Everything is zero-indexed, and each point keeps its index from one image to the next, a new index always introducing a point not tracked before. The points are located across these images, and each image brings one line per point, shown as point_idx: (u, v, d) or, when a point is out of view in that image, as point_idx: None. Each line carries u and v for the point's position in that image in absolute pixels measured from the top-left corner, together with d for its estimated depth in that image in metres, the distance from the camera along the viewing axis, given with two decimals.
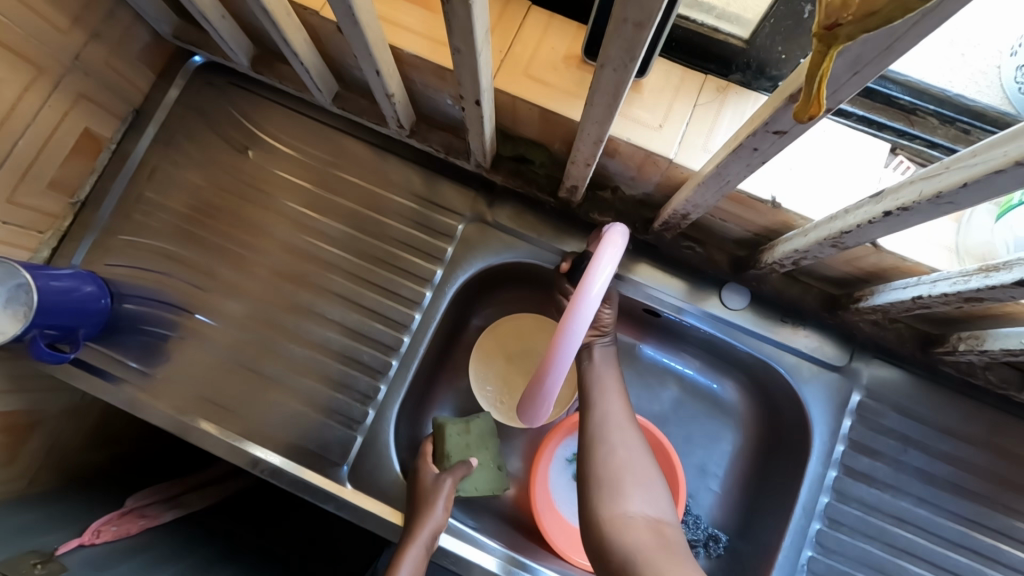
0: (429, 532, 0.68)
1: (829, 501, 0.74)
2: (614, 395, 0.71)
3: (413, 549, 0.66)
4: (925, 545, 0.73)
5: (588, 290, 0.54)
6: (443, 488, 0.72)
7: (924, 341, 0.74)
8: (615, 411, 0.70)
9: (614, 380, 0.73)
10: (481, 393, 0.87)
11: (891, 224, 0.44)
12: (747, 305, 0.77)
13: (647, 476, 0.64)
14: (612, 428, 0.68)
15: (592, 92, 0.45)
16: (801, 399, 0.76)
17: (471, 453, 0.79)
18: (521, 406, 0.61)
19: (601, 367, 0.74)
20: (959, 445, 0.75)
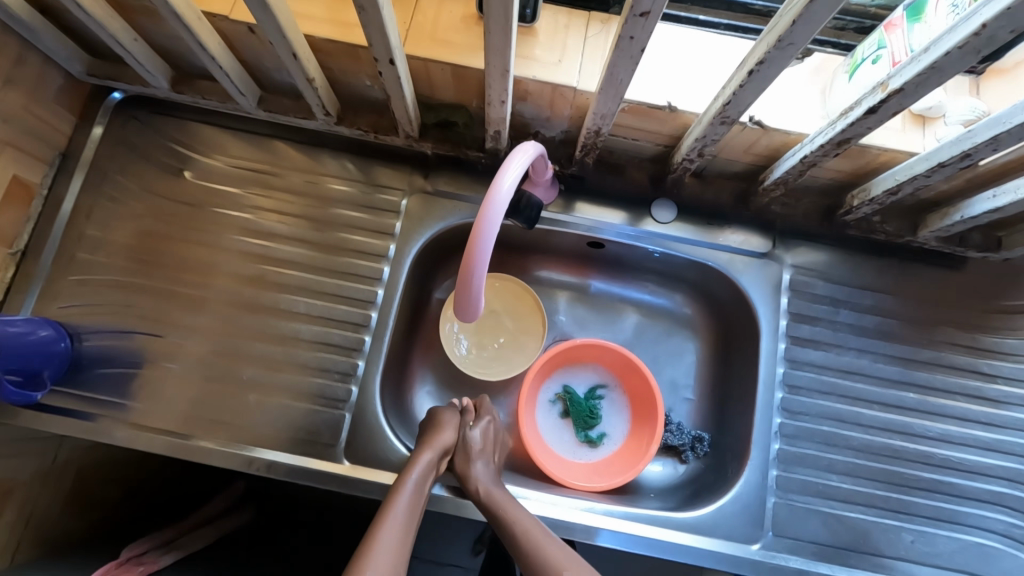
0: (437, 449, 0.74)
1: (786, 371, 0.82)
2: (522, 512, 0.71)
3: (424, 458, 0.73)
4: (873, 389, 0.81)
5: (499, 188, 0.54)
6: (452, 418, 0.79)
7: (828, 212, 0.84)
8: (531, 528, 0.69)
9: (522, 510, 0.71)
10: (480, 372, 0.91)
11: (757, 82, 0.52)
12: (676, 217, 0.85)
13: (536, 530, 0.69)
14: (534, 534, 0.68)
15: (488, 19, 0.51)
16: (740, 287, 0.85)
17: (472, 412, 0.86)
18: (461, 302, 0.57)
19: (506, 502, 0.71)
20: (879, 296, 0.84)
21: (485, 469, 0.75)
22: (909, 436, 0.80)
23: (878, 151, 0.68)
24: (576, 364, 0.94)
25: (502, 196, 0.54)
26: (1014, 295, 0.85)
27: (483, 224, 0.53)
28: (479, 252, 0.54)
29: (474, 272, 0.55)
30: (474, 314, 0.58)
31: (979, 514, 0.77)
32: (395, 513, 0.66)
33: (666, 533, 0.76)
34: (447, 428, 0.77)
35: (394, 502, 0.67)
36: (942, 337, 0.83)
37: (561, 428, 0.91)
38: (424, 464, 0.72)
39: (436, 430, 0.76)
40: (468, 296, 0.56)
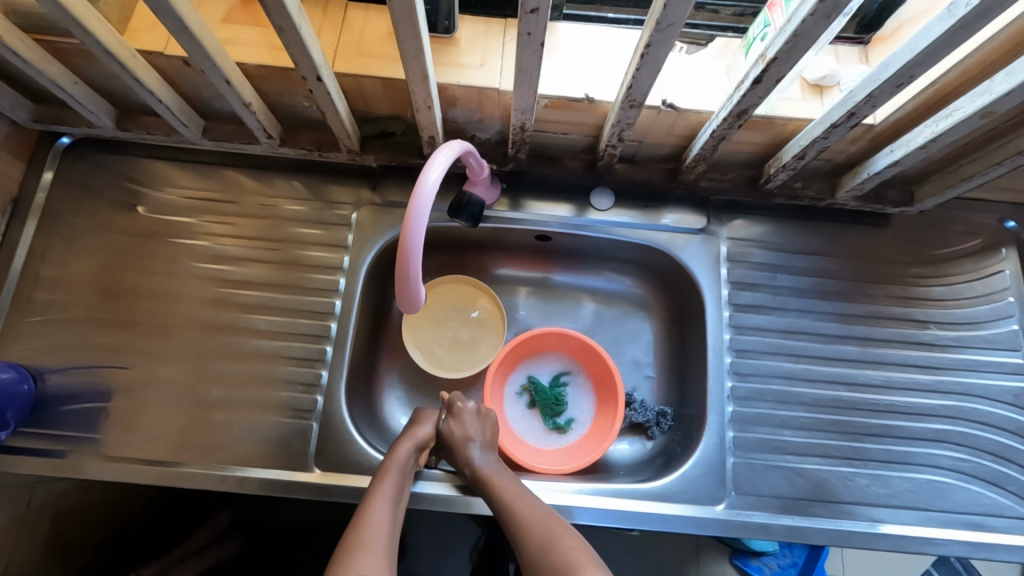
0: (415, 441, 0.78)
1: (732, 336, 0.86)
2: (509, 479, 0.76)
3: (404, 448, 0.77)
4: (816, 345, 0.85)
5: (425, 180, 0.58)
6: (432, 412, 0.84)
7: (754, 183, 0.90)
8: (517, 495, 0.73)
9: (509, 480, 0.75)
10: (440, 371, 0.94)
11: (650, 63, 0.57)
12: (615, 203, 0.90)
13: (521, 494, 0.74)
14: (519, 498, 0.73)
15: (398, 28, 0.55)
16: (682, 263, 0.89)
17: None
18: (401, 290, 0.60)
19: (494, 472, 0.76)
20: (812, 258, 0.89)
21: (482, 450, 0.79)
22: (854, 386, 0.84)
23: (783, 121, 0.73)
24: (539, 355, 0.97)
25: (427, 190, 0.57)
26: (934, 245, 0.90)
27: (412, 217, 0.56)
28: (411, 240, 0.57)
29: (411, 263, 0.58)
30: (417, 304, 0.61)
31: (927, 453, 0.81)
32: (384, 496, 0.70)
33: (633, 504, 0.78)
34: (425, 422, 0.82)
35: (381, 488, 0.71)
36: (874, 290, 0.88)
37: (530, 418, 0.94)
38: (405, 452, 0.76)
39: (415, 425, 0.81)
40: (405, 282, 0.59)
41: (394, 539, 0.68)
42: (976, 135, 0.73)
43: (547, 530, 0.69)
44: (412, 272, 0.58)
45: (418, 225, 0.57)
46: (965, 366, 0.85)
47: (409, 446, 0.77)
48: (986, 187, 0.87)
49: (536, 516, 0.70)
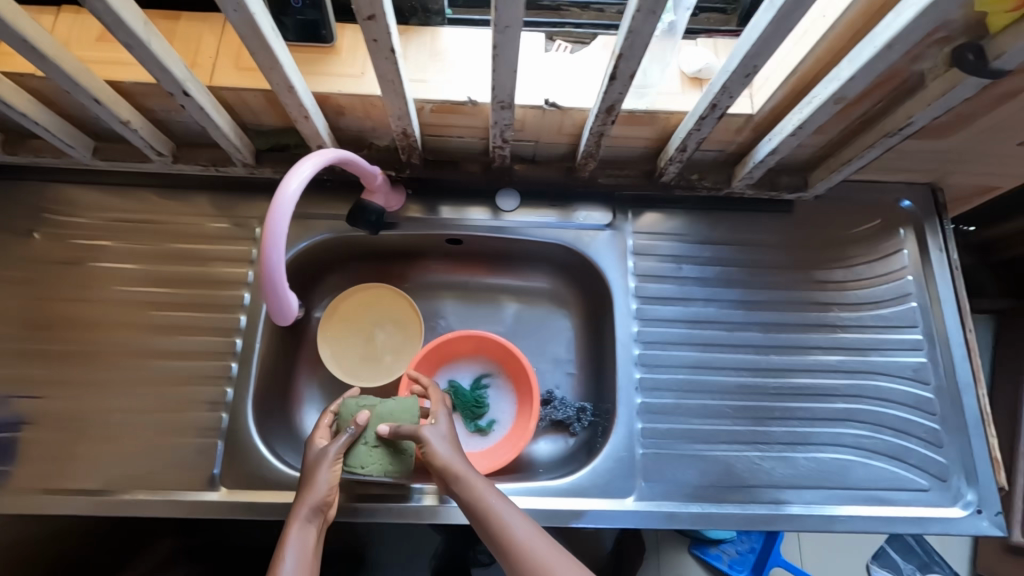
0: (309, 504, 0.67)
1: (640, 329, 0.87)
2: (518, 518, 0.64)
3: (299, 515, 0.66)
4: (723, 333, 0.87)
5: (284, 192, 0.57)
6: (328, 454, 0.71)
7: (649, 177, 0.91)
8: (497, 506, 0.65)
9: (516, 518, 0.64)
10: (360, 381, 0.93)
11: (503, 64, 0.57)
12: (520, 204, 0.91)
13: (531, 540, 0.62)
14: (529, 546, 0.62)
15: (245, 41, 0.55)
16: (591, 259, 0.90)
17: (341, 421, 0.76)
18: (271, 302, 0.60)
19: (498, 511, 0.64)
20: (716, 248, 0.91)
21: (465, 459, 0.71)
22: (760, 371, 0.85)
23: (666, 115, 0.74)
24: (459, 359, 0.98)
25: (286, 200, 0.57)
26: (833, 228, 0.93)
27: (271, 230, 0.57)
28: (273, 259, 0.57)
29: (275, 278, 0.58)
30: (290, 316, 0.62)
31: (830, 432, 0.83)
32: None
33: (542, 502, 0.78)
34: (320, 472, 0.70)
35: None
36: (778, 276, 0.90)
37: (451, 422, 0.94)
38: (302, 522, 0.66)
39: (309, 477, 0.69)
40: (273, 295, 0.59)
41: None
42: (851, 121, 0.75)
43: None
44: (279, 287, 0.59)
45: (278, 237, 0.57)
46: (865, 344, 0.87)
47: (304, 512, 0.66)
48: (879, 169, 0.90)
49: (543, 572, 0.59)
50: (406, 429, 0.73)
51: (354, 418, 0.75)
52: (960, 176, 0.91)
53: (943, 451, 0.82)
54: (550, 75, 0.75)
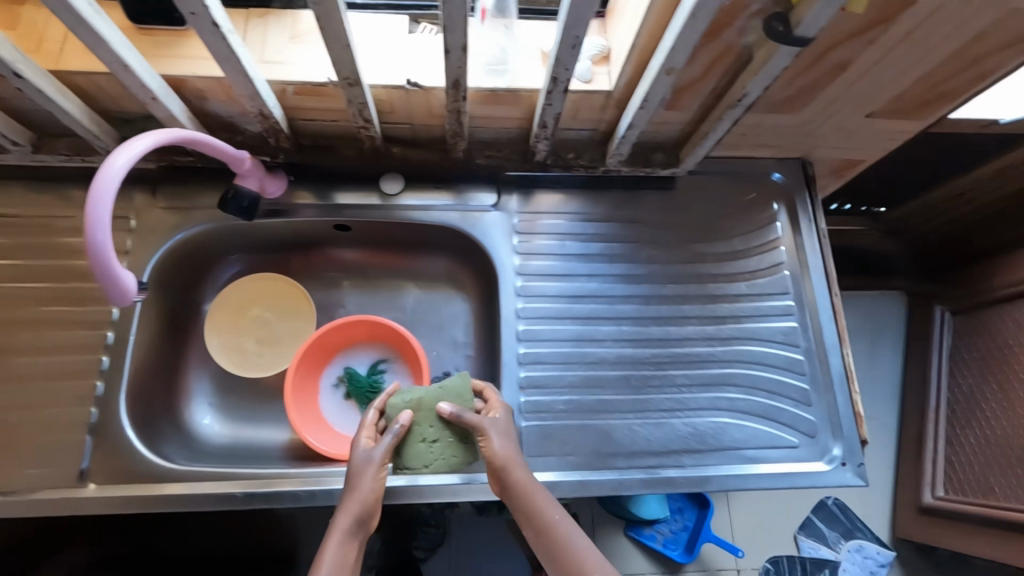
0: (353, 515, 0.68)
1: (524, 305, 0.88)
2: (577, 536, 0.70)
3: (340, 524, 0.68)
4: (605, 306, 0.89)
5: (109, 166, 0.58)
6: (375, 459, 0.72)
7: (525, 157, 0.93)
8: (551, 518, 0.70)
9: (574, 536, 0.70)
10: (251, 372, 0.93)
11: (331, 36, 0.58)
12: (404, 186, 0.92)
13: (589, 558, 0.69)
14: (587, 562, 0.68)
15: (59, 16, 0.54)
16: (477, 239, 0.92)
17: (388, 420, 0.77)
18: (105, 286, 0.61)
19: (557, 527, 0.69)
20: (599, 225, 0.93)
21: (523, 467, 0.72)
22: (640, 341, 0.88)
23: (527, 93, 0.76)
24: (355, 345, 0.97)
25: (110, 174, 0.58)
26: (711, 203, 0.97)
27: (93, 206, 0.57)
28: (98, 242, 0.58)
29: (104, 262, 0.59)
30: (128, 299, 0.63)
31: (706, 396, 0.86)
32: None
33: (423, 480, 0.78)
34: (363, 482, 0.70)
35: None
36: (660, 250, 0.93)
37: (345, 409, 0.94)
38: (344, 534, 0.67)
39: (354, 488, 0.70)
40: (105, 279, 0.60)
41: None
42: (706, 95, 0.78)
43: None
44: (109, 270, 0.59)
45: (100, 215, 0.58)
46: (740, 313, 0.91)
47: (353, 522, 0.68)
48: (748, 145, 0.94)
49: None
50: (468, 417, 0.75)
51: (399, 418, 0.76)
52: (824, 150, 0.96)
53: (811, 408, 0.86)
54: (411, 55, 0.76)
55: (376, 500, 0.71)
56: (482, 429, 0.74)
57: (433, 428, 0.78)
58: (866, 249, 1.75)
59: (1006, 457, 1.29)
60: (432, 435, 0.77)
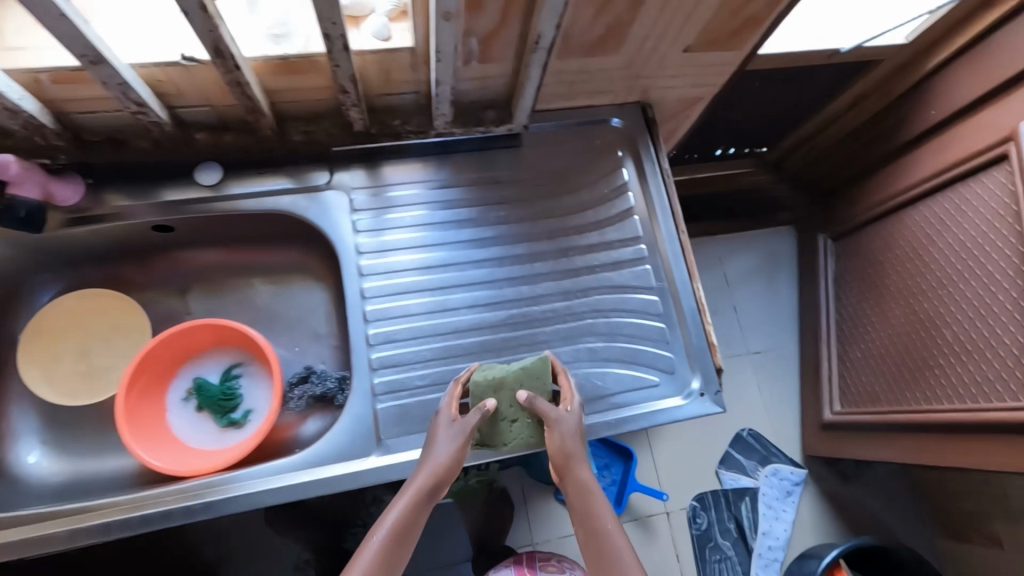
0: (427, 476, 0.67)
1: (369, 283, 0.85)
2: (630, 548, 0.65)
3: (413, 487, 0.66)
4: (456, 274, 0.87)
5: None
6: (456, 438, 0.70)
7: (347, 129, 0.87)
8: (610, 527, 0.66)
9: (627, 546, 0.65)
10: (76, 400, 0.85)
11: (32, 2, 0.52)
12: (225, 176, 0.85)
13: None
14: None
15: None
16: (313, 222, 0.87)
17: (474, 399, 0.77)
18: None
19: (613, 531, 0.66)
20: (442, 191, 0.90)
21: (586, 467, 0.71)
22: (495, 304, 0.86)
23: (320, 57, 0.71)
24: (203, 353, 0.90)
25: None
26: (556, 157, 0.96)
27: None
28: None
29: None
30: None
31: (565, 350, 0.86)
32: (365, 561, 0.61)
33: (275, 483, 0.74)
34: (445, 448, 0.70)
35: (362, 554, 0.62)
36: (509, 210, 0.91)
37: (199, 422, 0.88)
38: (404, 502, 0.65)
39: (441, 448, 0.69)
40: None
41: None
42: (515, 42, 0.75)
43: None
44: None
45: None
46: (593, 263, 0.91)
47: (423, 494, 0.66)
48: (582, 95, 0.93)
49: None
50: (542, 405, 0.73)
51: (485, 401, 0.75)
52: (659, 91, 0.96)
53: (670, 346, 0.88)
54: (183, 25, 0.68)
55: (455, 471, 0.70)
56: (551, 418, 0.73)
57: (513, 408, 0.77)
58: (753, 190, 1.75)
59: (882, 363, 1.36)
60: (512, 415, 0.77)
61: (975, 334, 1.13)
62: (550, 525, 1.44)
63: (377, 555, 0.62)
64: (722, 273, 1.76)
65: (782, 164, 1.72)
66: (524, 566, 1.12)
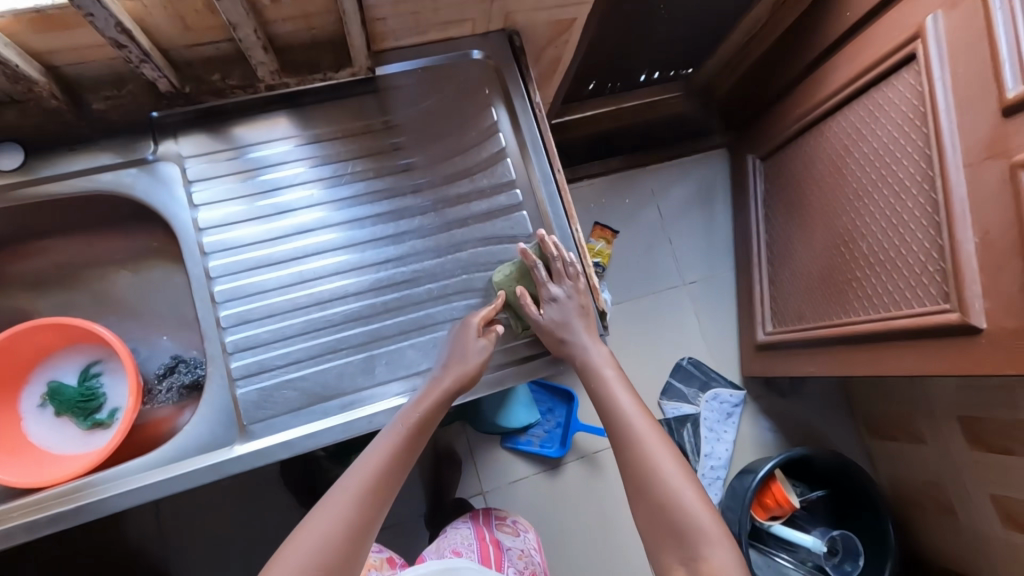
0: (445, 381, 0.73)
1: (215, 259, 0.79)
2: (643, 424, 0.73)
3: (431, 391, 0.73)
4: (313, 240, 0.81)
5: None
6: (482, 345, 0.75)
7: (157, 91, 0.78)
8: (616, 394, 0.76)
9: (640, 417, 0.73)
10: None
11: None
12: (27, 158, 0.76)
13: (656, 449, 0.69)
14: (650, 451, 0.69)
15: None
16: (145, 200, 0.79)
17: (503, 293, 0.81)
18: None
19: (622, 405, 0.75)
20: (286, 149, 0.83)
21: (582, 336, 0.80)
22: (360, 268, 0.82)
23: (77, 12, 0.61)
24: (56, 355, 0.83)
25: None
26: (415, 101, 0.87)
27: None
28: None
29: None
30: None
31: (439, 311, 0.81)
32: (380, 449, 0.68)
33: (127, 485, 0.70)
34: (468, 355, 0.75)
35: (377, 445, 0.68)
36: (370, 165, 0.85)
37: (60, 426, 0.82)
38: (422, 402, 0.72)
39: (462, 352, 0.75)
40: None
41: (383, 497, 0.66)
42: None
43: (663, 488, 0.66)
44: None
45: None
46: (465, 216, 0.85)
47: (443, 395, 0.72)
48: (433, 28, 0.83)
49: (662, 475, 0.67)
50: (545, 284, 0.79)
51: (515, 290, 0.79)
52: (524, 15, 0.85)
53: None
54: None
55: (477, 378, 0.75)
56: (556, 296, 0.79)
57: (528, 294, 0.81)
58: (682, 116, 1.68)
59: (809, 281, 1.32)
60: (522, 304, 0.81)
61: (890, 243, 1.07)
62: (498, 472, 1.40)
63: (390, 440, 0.69)
64: (655, 207, 1.67)
65: (708, 86, 1.63)
66: (483, 524, 1.06)
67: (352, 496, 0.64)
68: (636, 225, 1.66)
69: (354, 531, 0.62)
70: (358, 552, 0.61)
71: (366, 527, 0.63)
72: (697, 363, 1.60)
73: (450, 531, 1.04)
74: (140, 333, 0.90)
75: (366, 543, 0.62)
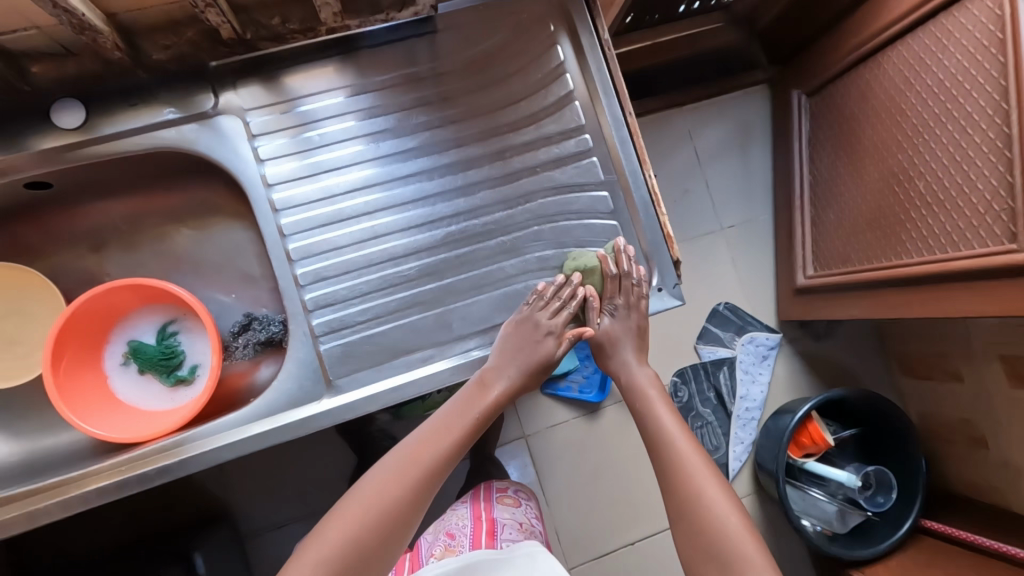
0: (502, 370, 0.74)
1: (285, 219, 0.78)
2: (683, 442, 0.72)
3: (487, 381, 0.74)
4: (380, 196, 0.80)
5: None
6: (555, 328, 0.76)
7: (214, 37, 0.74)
8: (658, 409, 0.76)
9: (679, 434, 0.72)
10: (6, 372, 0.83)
11: None
12: (91, 116, 0.74)
13: (698, 469, 0.68)
14: (692, 469, 0.68)
15: None
16: (208, 156, 0.78)
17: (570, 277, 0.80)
18: None
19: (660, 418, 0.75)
20: (344, 100, 0.80)
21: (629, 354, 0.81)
22: (429, 222, 0.80)
23: None
24: (133, 315, 0.85)
25: None
26: (471, 42, 0.83)
27: None
28: None
29: None
30: None
31: (509, 264, 0.80)
32: (431, 437, 0.69)
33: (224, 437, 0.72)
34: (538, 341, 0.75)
35: (427, 435, 0.70)
36: (430, 113, 0.82)
37: (147, 383, 0.84)
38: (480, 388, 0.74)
39: (524, 338, 0.75)
40: None
41: (433, 483, 0.67)
42: None
43: (706, 508, 0.65)
44: None
45: None
46: (533, 163, 0.82)
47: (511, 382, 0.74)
48: None
49: (703, 496, 0.66)
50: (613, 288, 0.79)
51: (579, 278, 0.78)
52: None
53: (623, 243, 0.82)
54: None
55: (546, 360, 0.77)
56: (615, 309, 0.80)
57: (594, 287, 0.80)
58: (723, 49, 1.58)
59: None
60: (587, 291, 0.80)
61: (952, 183, 1.03)
62: (541, 416, 1.44)
63: (440, 430, 0.70)
64: (693, 148, 1.61)
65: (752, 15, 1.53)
66: (481, 503, 0.97)
67: (399, 482, 0.64)
68: (675, 167, 1.61)
69: (399, 514, 0.63)
70: (399, 539, 0.62)
71: (413, 512, 0.64)
72: (735, 308, 1.59)
73: (447, 515, 0.96)
74: (205, 290, 0.90)
75: (406, 530, 0.63)
